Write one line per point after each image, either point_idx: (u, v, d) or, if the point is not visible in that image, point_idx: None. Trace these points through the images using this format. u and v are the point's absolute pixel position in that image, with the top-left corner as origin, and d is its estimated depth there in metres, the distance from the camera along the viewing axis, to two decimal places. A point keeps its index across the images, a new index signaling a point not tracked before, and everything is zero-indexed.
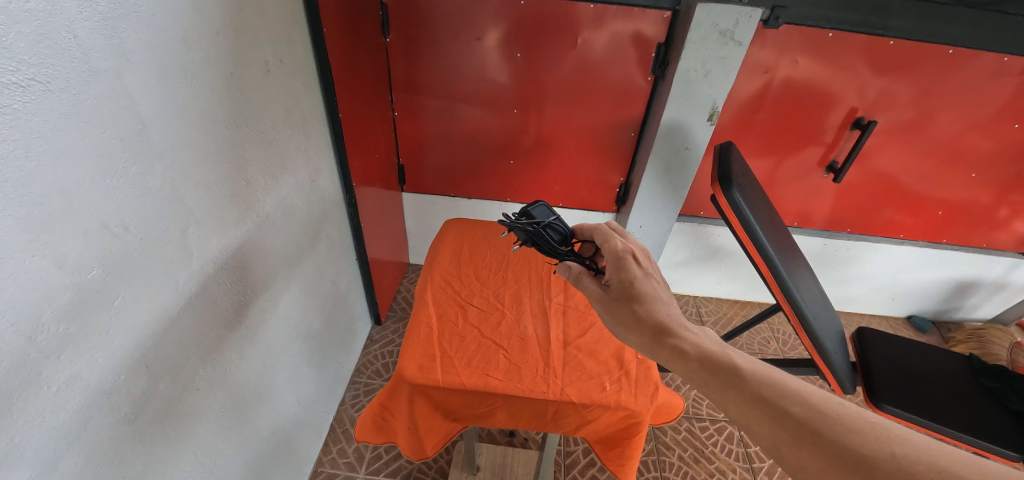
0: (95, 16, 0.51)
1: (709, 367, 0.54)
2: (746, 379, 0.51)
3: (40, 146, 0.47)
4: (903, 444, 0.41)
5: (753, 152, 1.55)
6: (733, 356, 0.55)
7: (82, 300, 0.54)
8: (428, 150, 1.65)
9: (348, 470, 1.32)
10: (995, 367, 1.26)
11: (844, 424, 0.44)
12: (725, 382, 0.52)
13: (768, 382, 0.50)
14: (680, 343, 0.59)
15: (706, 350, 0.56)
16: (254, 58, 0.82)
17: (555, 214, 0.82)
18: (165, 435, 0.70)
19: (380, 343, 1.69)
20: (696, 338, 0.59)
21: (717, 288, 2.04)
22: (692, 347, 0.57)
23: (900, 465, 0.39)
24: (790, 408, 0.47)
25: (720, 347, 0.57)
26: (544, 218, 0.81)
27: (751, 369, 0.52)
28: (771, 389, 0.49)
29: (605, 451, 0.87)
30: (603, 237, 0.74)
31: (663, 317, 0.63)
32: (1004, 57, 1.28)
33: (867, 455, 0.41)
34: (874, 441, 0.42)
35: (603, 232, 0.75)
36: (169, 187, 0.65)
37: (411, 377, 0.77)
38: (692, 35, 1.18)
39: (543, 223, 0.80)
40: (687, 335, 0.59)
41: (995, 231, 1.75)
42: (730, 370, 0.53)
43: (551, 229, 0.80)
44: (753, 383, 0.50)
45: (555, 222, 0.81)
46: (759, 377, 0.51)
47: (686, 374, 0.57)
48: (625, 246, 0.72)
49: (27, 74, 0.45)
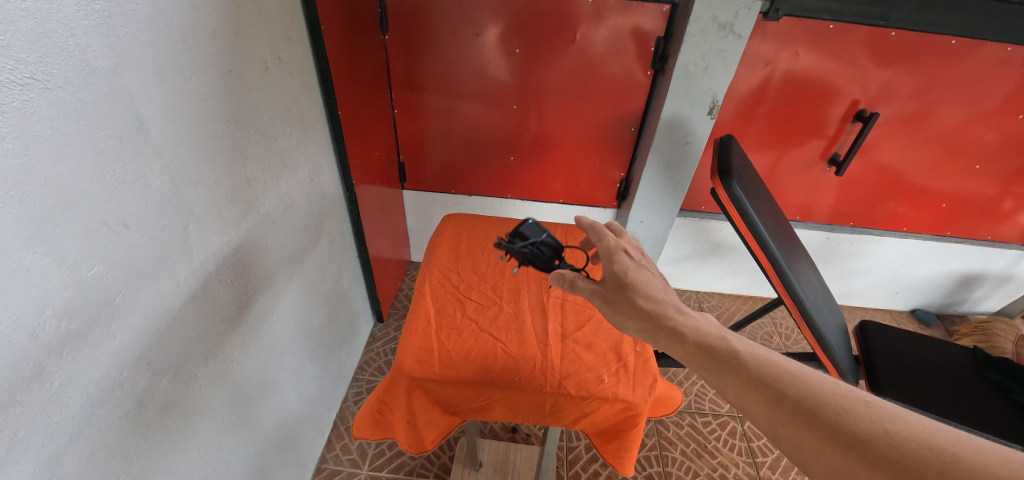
0: (92, 15, 0.52)
1: (707, 351, 0.55)
2: (743, 362, 0.51)
3: (37, 144, 0.48)
4: (896, 422, 0.41)
5: (754, 146, 1.55)
6: (731, 340, 0.55)
7: (82, 296, 0.55)
8: (428, 147, 1.65)
9: (351, 466, 1.33)
10: (999, 359, 1.24)
11: (838, 403, 0.44)
12: (723, 365, 0.52)
13: (764, 364, 0.50)
14: (677, 327, 0.59)
15: (704, 334, 0.56)
16: (253, 56, 0.82)
17: (547, 229, 0.80)
18: (168, 433, 0.70)
19: (382, 340, 1.69)
20: (695, 323, 0.58)
21: (720, 282, 2.03)
22: (691, 331, 0.57)
23: (894, 443, 0.39)
24: (785, 389, 0.47)
25: (718, 331, 0.57)
26: (538, 236, 0.79)
27: (749, 352, 0.52)
28: (767, 371, 0.49)
29: (604, 444, 0.87)
30: (596, 235, 0.71)
31: (659, 304, 0.63)
32: (1009, 46, 1.27)
33: (860, 434, 0.41)
34: (867, 420, 0.42)
35: (596, 229, 0.71)
36: (169, 185, 0.65)
37: (409, 370, 0.78)
38: (692, 28, 1.17)
39: (536, 245, 0.79)
40: (684, 319, 0.59)
41: (1000, 223, 1.74)
42: (728, 353, 0.53)
43: (545, 248, 0.79)
44: (750, 365, 0.51)
45: (547, 239, 0.79)
46: (756, 359, 0.51)
47: (688, 359, 0.56)
48: (617, 242, 0.70)
49: (25, 72, 0.46)
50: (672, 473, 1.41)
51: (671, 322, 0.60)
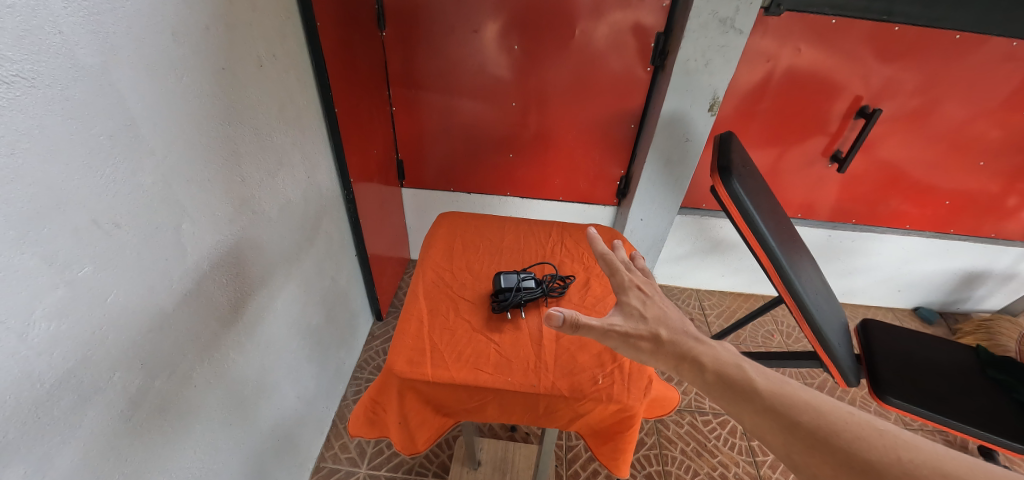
0: (79, 12, 0.51)
1: (723, 380, 0.54)
2: (758, 390, 0.50)
3: (24, 143, 0.47)
4: (909, 449, 0.40)
5: (755, 143, 1.53)
6: (747, 368, 0.54)
7: (72, 297, 0.54)
8: (427, 145, 1.65)
9: (350, 465, 1.33)
10: (1003, 359, 1.23)
11: (852, 431, 0.44)
12: (739, 394, 0.52)
13: (778, 392, 0.50)
14: (696, 355, 0.58)
15: (722, 363, 0.56)
16: (246, 53, 0.81)
17: (519, 274, 0.91)
18: (162, 434, 0.70)
19: (381, 339, 1.69)
20: (712, 351, 0.58)
21: (720, 281, 2.02)
22: (709, 359, 0.56)
23: (907, 471, 0.39)
24: (799, 417, 0.47)
25: (735, 359, 0.56)
26: (517, 281, 0.90)
27: (763, 380, 0.52)
28: (781, 399, 0.49)
29: (599, 445, 0.86)
30: (609, 270, 0.72)
31: (678, 333, 0.62)
32: (1013, 41, 1.25)
33: (874, 462, 0.41)
34: (881, 448, 0.41)
35: (608, 264, 0.73)
36: (160, 185, 0.65)
37: (401, 372, 0.77)
38: (692, 23, 1.16)
39: (520, 286, 0.89)
40: (703, 347, 0.58)
41: (1004, 220, 1.72)
42: (744, 382, 0.52)
43: (527, 285, 0.90)
44: (765, 393, 0.50)
45: (524, 279, 0.91)
46: (771, 388, 0.51)
47: (707, 389, 0.55)
48: (630, 279, 0.71)
49: (11, 71, 0.45)
50: (672, 472, 1.41)
51: (690, 350, 0.59)
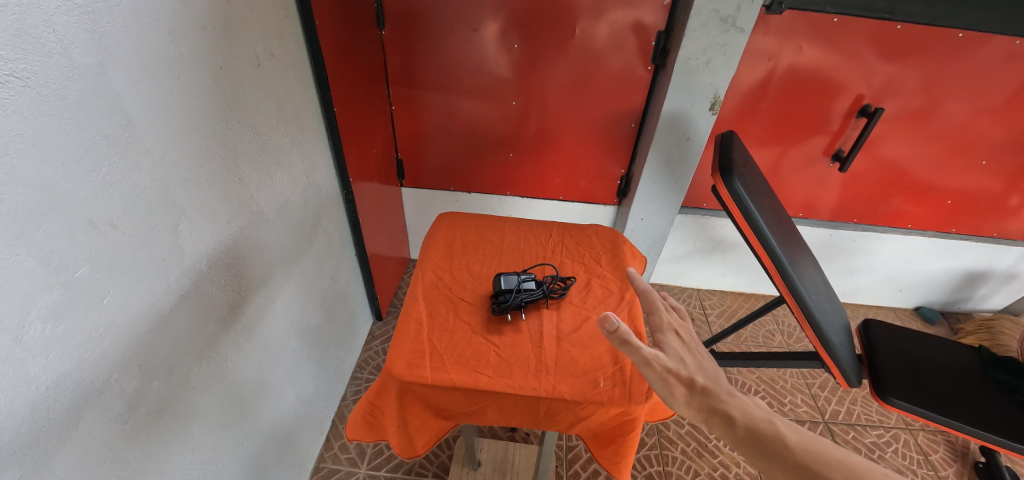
0: (74, 10, 0.50)
1: (754, 435, 0.55)
2: (790, 449, 0.52)
3: (18, 143, 0.46)
4: None
5: (756, 142, 1.53)
6: (778, 425, 0.56)
7: (67, 299, 0.54)
8: (426, 145, 1.64)
9: (350, 465, 1.33)
10: (1006, 359, 1.23)
11: None
12: (771, 452, 0.53)
13: (810, 451, 0.52)
14: (728, 408, 0.58)
15: (754, 418, 0.57)
16: (243, 51, 0.80)
17: (518, 275, 0.91)
18: (159, 436, 0.69)
19: (381, 339, 1.69)
20: (743, 405, 0.58)
21: (721, 280, 2.01)
22: (740, 414, 0.57)
23: None
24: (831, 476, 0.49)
25: (766, 416, 0.58)
26: (517, 282, 0.89)
27: (794, 438, 0.54)
28: (812, 459, 0.51)
29: (600, 449, 0.86)
30: (648, 306, 0.70)
31: (710, 382, 0.62)
32: (1016, 40, 1.24)
33: None
34: None
35: (649, 301, 0.70)
36: (157, 185, 0.64)
37: (400, 375, 0.77)
38: (693, 21, 1.15)
39: (520, 287, 0.88)
40: (734, 401, 0.59)
41: (1006, 220, 1.71)
42: (776, 440, 0.54)
43: (526, 286, 0.89)
44: (797, 451, 0.52)
45: (524, 280, 0.90)
46: (803, 447, 0.52)
47: (736, 443, 0.56)
48: (670, 321, 0.69)
49: (5, 70, 0.44)
50: (672, 473, 1.40)
51: (722, 403, 0.59)
